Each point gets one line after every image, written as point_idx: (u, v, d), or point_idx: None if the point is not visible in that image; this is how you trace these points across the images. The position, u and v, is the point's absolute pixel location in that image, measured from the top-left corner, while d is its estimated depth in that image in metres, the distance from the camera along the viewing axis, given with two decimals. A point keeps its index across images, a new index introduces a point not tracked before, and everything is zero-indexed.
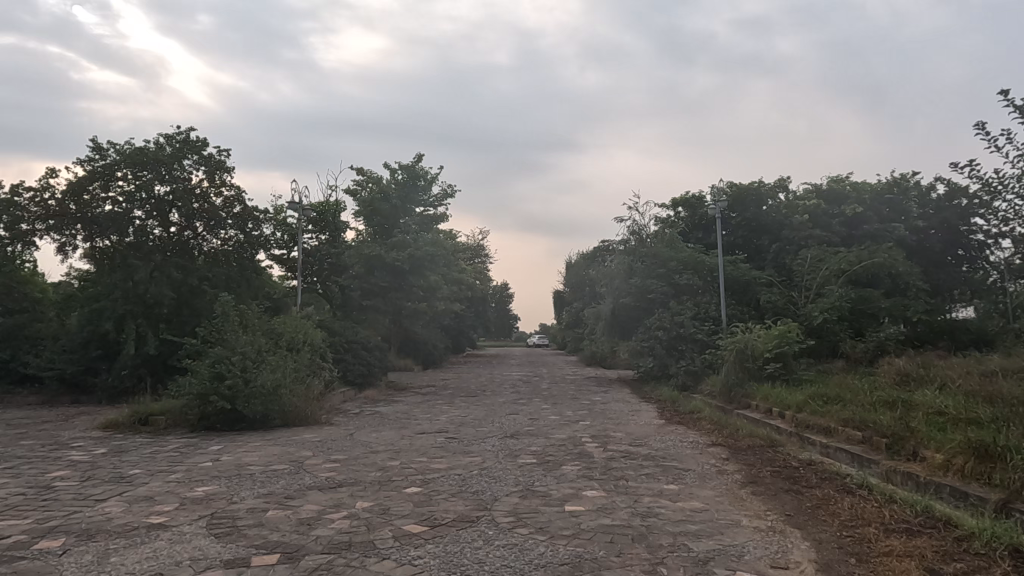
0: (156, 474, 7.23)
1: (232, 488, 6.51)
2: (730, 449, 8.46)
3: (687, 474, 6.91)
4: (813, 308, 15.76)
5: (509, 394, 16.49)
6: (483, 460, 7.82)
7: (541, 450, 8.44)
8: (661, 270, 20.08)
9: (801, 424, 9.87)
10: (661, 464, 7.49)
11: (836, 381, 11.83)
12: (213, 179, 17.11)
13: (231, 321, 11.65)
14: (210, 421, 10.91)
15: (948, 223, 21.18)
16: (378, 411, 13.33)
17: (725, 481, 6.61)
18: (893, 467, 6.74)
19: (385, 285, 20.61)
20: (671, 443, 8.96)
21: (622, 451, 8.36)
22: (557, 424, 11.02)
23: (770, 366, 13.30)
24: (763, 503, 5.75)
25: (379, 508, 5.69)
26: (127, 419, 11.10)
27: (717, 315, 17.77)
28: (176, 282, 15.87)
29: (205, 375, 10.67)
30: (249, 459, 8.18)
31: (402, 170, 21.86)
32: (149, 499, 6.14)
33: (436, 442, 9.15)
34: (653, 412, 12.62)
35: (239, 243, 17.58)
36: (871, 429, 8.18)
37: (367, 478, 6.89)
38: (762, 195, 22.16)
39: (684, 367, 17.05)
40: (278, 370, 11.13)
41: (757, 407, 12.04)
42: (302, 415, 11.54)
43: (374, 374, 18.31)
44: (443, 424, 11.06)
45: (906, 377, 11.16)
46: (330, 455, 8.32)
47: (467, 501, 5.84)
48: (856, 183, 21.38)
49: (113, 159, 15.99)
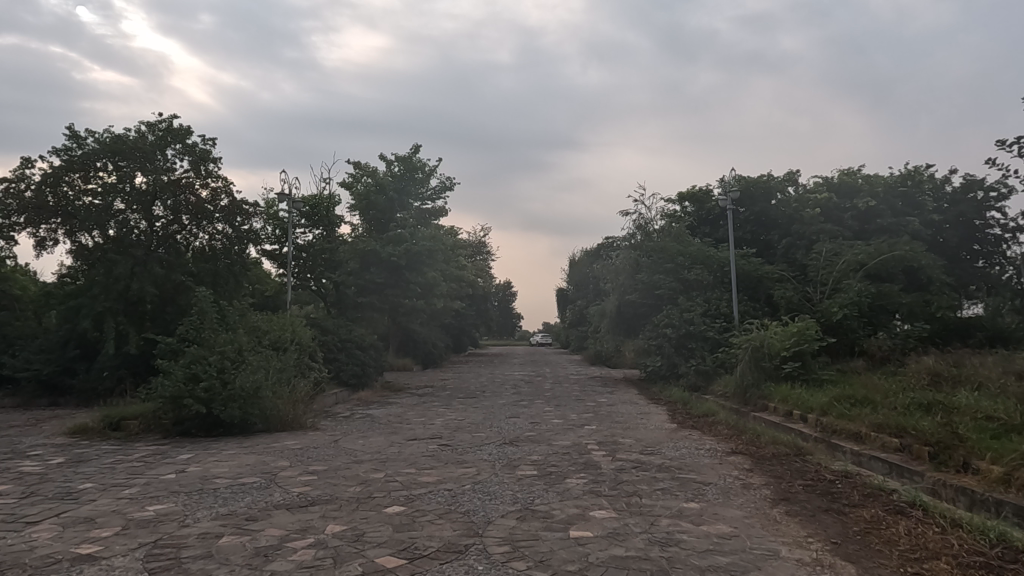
0: (108, 490, 6.40)
1: (189, 507, 5.68)
2: (754, 458, 7.60)
3: (708, 489, 6.08)
4: (830, 302, 14.89)
5: (510, 396, 15.60)
6: (477, 472, 6.98)
7: (543, 460, 7.60)
8: (669, 265, 19.19)
9: (827, 429, 9.03)
10: (677, 477, 6.63)
11: (860, 382, 10.97)
12: (198, 170, 16.33)
13: (210, 318, 10.81)
14: (185, 426, 10.09)
15: (965, 217, 20.41)
16: (370, 414, 12.53)
17: (753, 498, 5.78)
18: (943, 481, 5.91)
19: (381, 282, 19.79)
20: (686, 450, 8.14)
21: (633, 460, 7.53)
22: (560, 428, 10.16)
23: (788, 365, 12.42)
24: (801, 527, 4.92)
25: (353, 532, 4.89)
26: (97, 424, 10.29)
27: (729, 312, 16.91)
28: (160, 279, 15.10)
29: (180, 376, 9.85)
30: (219, 470, 7.35)
31: (398, 162, 21.02)
32: (89, 521, 5.31)
33: (427, 450, 8.34)
34: (664, 416, 11.77)
35: (228, 237, 16.80)
36: (911, 436, 7.35)
37: (345, 495, 6.06)
38: (771, 189, 21.39)
39: (694, 367, 16.21)
40: (259, 371, 10.33)
41: (776, 410, 11.19)
42: (287, 419, 10.74)
43: (369, 374, 17.48)
44: (437, 429, 10.23)
45: (937, 377, 10.30)
46: (309, 466, 7.49)
47: (456, 525, 5.01)
48: (869, 176, 20.46)
49: (92, 149, 15.19)
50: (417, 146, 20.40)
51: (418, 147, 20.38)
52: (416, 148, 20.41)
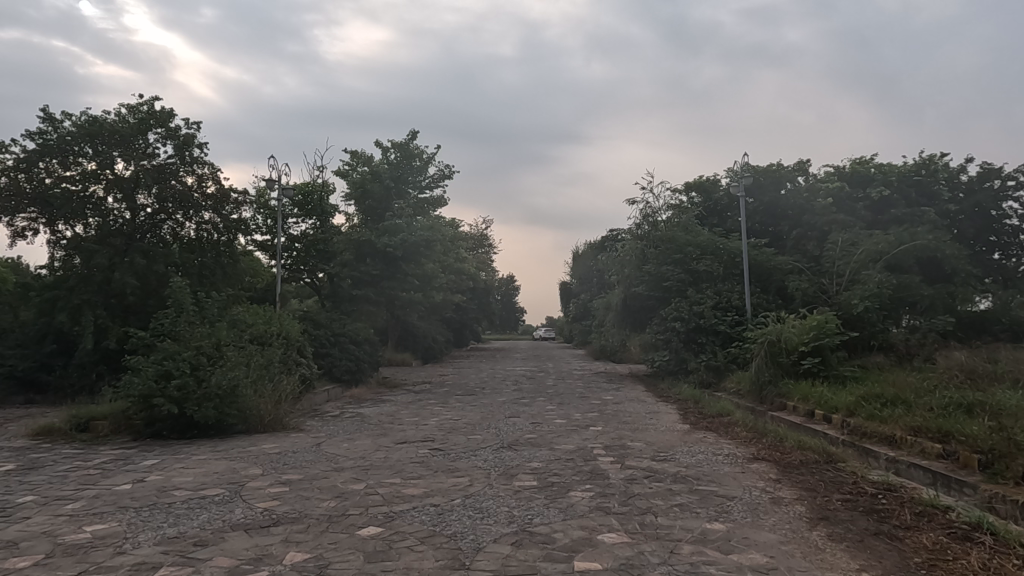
0: (49, 504, 5.61)
1: (133, 528, 4.90)
2: (780, 466, 6.79)
3: (734, 506, 5.28)
4: (848, 294, 13.98)
5: (511, 393, 14.78)
6: (470, 482, 6.18)
7: (544, 468, 6.80)
8: (676, 255, 18.30)
9: (856, 431, 8.22)
10: (696, 489, 5.83)
11: (885, 380, 10.16)
12: (182, 156, 15.59)
13: (185, 310, 10.02)
14: (156, 427, 9.33)
15: (981, 207, 19.54)
16: (361, 413, 11.77)
17: (786, 518, 4.97)
18: (1006, 495, 5.10)
19: (376, 273, 18.91)
20: (702, 456, 7.35)
21: (644, 468, 6.74)
22: (563, 429, 9.36)
23: (807, 361, 11.61)
24: (851, 558, 4.11)
25: (317, 563, 4.11)
26: (63, 425, 9.53)
27: (741, 304, 16.07)
28: (141, 270, 14.37)
29: (149, 375, 9.06)
30: (182, 479, 6.59)
31: (395, 149, 20.28)
32: (10, 546, 4.53)
33: (418, 456, 7.57)
34: (674, 416, 10.97)
35: (215, 226, 16.11)
36: (957, 442, 6.55)
37: (315, 512, 5.26)
38: (781, 178, 20.42)
39: (705, 363, 15.41)
40: (237, 368, 9.57)
41: (797, 410, 10.37)
42: (268, 419, 9.98)
43: (364, 370, 16.73)
44: (430, 431, 9.43)
45: (972, 373, 9.48)
46: (282, 474, 6.70)
47: (440, 553, 4.23)
48: (882, 164, 19.57)
49: (69, 132, 14.39)
50: (415, 132, 19.64)
51: (415, 135, 19.61)
52: (414, 134, 19.65)
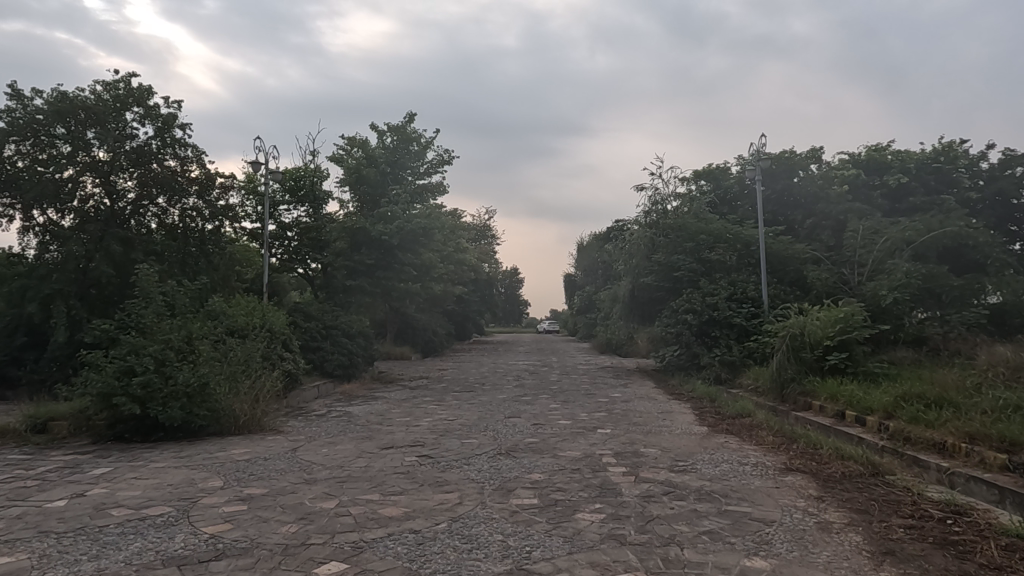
0: None
1: (43, 563, 4.00)
2: (820, 480, 5.87)
3: (776, 535, 4.35)
4: (873, 284, 12.99)
5: (511, 390, 13.88)
6: (459, 500, 5.28)
7: (545, 480, 5.89)
8: (688, 244, 17.33)
9: (898, 435, 7.27)
10: (726, 511, 4.90)
11: (922, 377, 9.22)
12: (162, 137, 14.73)
13: (153, 299, 9.10)
14: (118, 430, 8.47)
15: (1003, 195, 18.53)
16: (348, 412, 10.85)
17: (841, 552, 4.05)
18: None
19: (371, 262, 18.00)
20: (726, 466, 6.44)
21: (662, 482, 5.82)
22: (568, 433, 8.46)
23: (833, 356, 10.66)
24: None
25: None
26: (18, 425, 8.68)
27: (757, 296, 15.12)
28: (118, 259, 13.49)
29: (110, 372, 8.17)
30: (131, 494, 5.72)
31: (391, 133, 19.33)
32: None
33: (403, 465, 6.67)
34: (690, 416, 10.06)
35: (200, 213, 15.28)
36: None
37: (270, 541, 4.37)
38: (794, 166, 19.23)
39: (719, 358, 14.51)
40: (210, 364, 8.72)
41: (824, 411, 9.45)
42: (244, 420, 9.10)
43: (357, 364, 15.83)
44: (420, 434, 8.54)
45: (1018, 371, 8.54)
46: (243, 488, 5.81)
47: None
48: (900, 151, 18.57)
49: (39, 109, 13.45)
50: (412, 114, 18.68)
51: (413, 117, 18.65)
52: (410, 117, 18.68)
